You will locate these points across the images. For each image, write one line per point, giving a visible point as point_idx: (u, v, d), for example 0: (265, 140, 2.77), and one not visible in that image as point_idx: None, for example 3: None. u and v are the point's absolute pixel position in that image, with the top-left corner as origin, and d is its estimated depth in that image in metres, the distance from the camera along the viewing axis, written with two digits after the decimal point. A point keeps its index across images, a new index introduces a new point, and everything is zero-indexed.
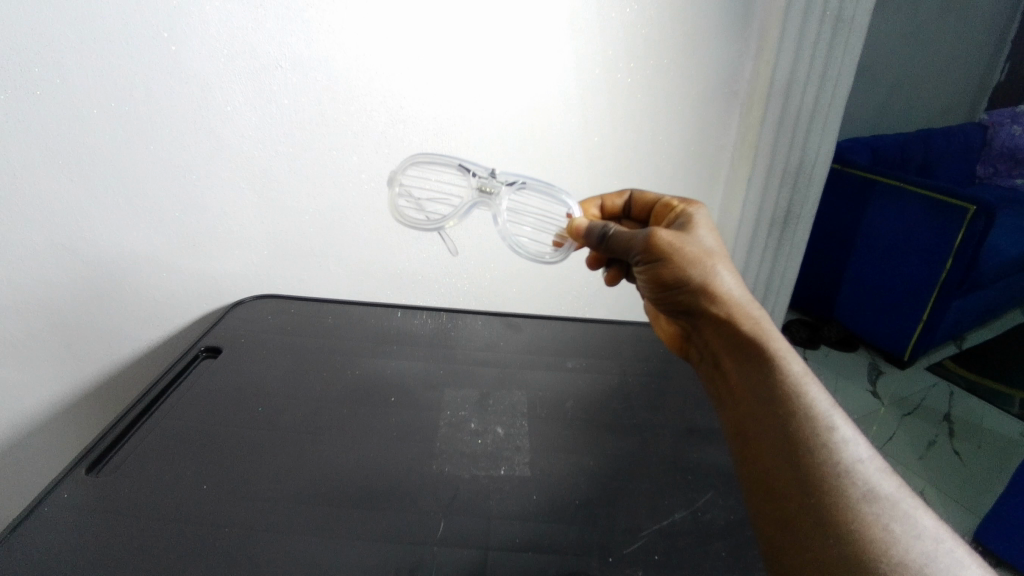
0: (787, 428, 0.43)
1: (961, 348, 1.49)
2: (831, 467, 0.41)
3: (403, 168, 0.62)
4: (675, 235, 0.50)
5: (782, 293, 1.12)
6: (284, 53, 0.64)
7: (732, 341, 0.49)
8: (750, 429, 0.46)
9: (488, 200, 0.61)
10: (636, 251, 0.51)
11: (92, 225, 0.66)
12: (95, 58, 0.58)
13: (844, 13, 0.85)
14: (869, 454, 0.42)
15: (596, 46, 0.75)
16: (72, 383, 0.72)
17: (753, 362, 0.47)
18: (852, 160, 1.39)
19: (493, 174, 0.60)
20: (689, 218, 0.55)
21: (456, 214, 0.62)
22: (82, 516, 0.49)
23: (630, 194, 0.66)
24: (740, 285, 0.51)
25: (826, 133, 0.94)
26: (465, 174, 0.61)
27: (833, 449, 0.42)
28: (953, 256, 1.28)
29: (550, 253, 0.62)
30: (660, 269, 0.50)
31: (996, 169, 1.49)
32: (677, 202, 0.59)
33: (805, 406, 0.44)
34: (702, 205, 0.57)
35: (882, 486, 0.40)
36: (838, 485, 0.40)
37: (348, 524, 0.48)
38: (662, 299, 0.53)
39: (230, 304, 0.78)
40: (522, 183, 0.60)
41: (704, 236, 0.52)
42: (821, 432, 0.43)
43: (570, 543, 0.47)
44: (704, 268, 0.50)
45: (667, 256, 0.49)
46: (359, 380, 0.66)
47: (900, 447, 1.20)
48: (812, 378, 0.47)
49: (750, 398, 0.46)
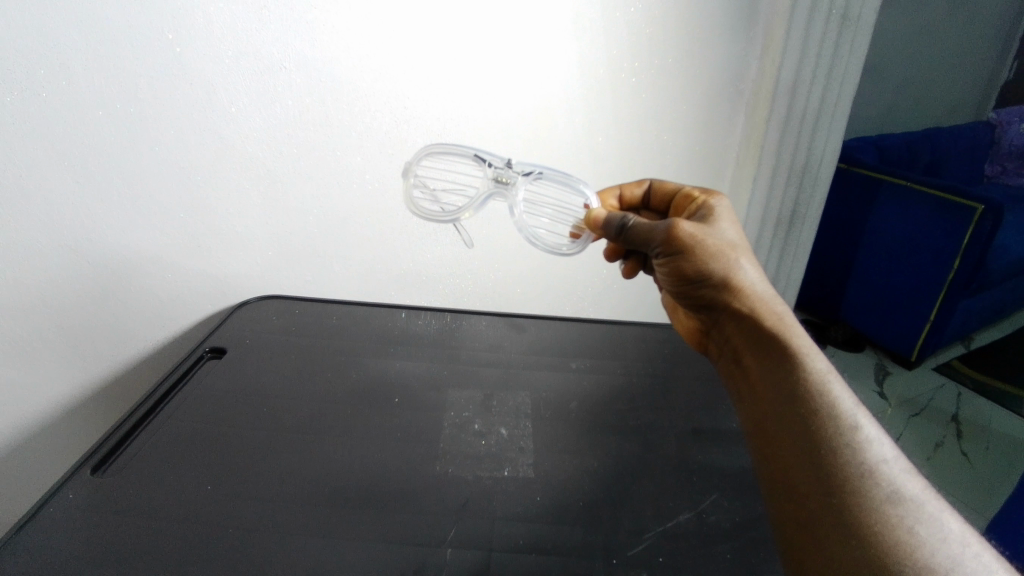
0: (809, 425, 0.43)
1: (970, 348, 1.46)
2: (854, 467, 0.40)
3: (418, 159, 0.62)
4: (696, 228, 0.50)
5: (788, 293, 1.11)
6: (288, 54, 0.64)
7: (753, 335, 0.49)
8: (770, 425, 0.45)
9: (505, 191, 0.61)
10: (656, 242, 0.51)
11: (98, 226, 0.66)
12: (102, 60, 0.59)
13: (850, 12, 0.84)
14: (894, 454, 0.42)
15: (599, 45, 0.75)
16: (78, 384, 0.72)
17: (773, 357, 0.47)
18: (859, 159, 1.36)
19: (509, 164, 0.60)
20: (710, 210, 0.55)
21: (471, 205, 0.61)
22: (87, 516, 0.49)
23: (649, 184, 0.66)
24: (760, 278, 0.51)
25: (833, 131, 0.93)
26: (481, 165, 0.61)
27: (858, 448, 0.41)
28: (960, 257, 1.27)
29: (567, 245, 0.62)
30: (679, 262, 0.50)
31: (1005, 168, 1.45)
32: (697, 193, 0.59)
33: (827, 403, 0.44)
34: (723, 195, 0.57)
35: (908, 488, 0.40)
36: (861, 485, 0.40)
37: (353, 525, 0.48)
38: (681, 292, 0.53)
39: (235, 304, 0.78)
40: (538, 174, 0.60)
41: (726, 228, 0.52)
42: (844, 430, 0.42)
43: (573, 545, 0.47)
44: (724, 261, 0.50)
45: (687, 248, 0.49)
46: (363, 381, 0.66)
47: (907, 448, 1.19)
48: (836, 374, 0.46)
49: (771, 394, 0.46)
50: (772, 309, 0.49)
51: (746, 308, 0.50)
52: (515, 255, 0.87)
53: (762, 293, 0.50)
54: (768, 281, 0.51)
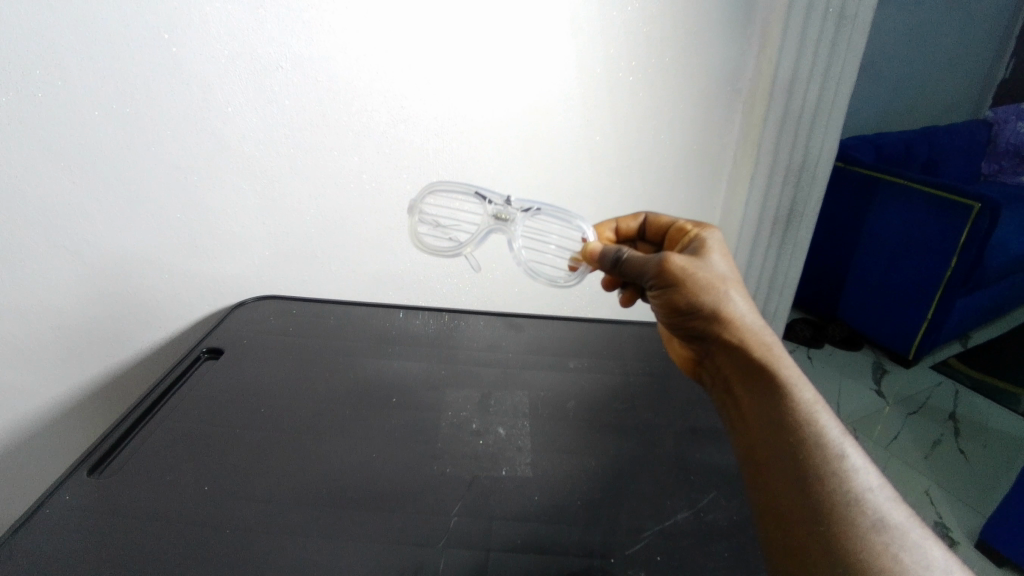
0: (800, 457, 0.43)
1: (967, 346, 1.51)
2: (841, 497, 0.42)
3: (421, 197, 0.64)
4: (688, 260, 0.48)
5: (786, 292, 1.10)
6: (285, 53, 0.64)
7: (744, 369, 0.48)
8: (762, 455, 0.46)
9: (503, 227, 0.63)
10: (648, 275, 0.49)
11: (94, 226, 0.66)
12: (99, 60, 0.59)
13: (847, 10, 0.84)
14: (879, 483, 0.43)
15: (596, 44, 0.75)
16: (74, 384, 0.72)
17: (764, 390, 0.47)
18: (856, 158, 1.44)
19: (508, 201, 0.62)
20: (702, 242, 0.53)
21: (473, 240, 0.64)
22: (85, 517, 0.49)
23: (644, 216, 0.64)
24: (752, 310, 0.49)
25: (829, 130, 0.93)
26: (481, 202, 0.63)
27: (844, 477, 0.43)
28: (958, 254, 1.27)
29: (564, 277, 0.62)
30: (673, 295, 0.48)
31: (1002, 166, 1.61)
32: (689, 226, 0.58)
33: (816, 435, 0.44)
34: (715, 228, 0.55)
35: (891, 515, 0.42)
36: (848, 515, 0.41)
37: (349, 525, 0.48)
38: (672, 325, 0.51)
39: (232, 304, 0.78)
40: (536, 210, 0.62)
41: (718, 260, 0.50)
42: (832, 460, 0.43)
43: (571, 544, 0.47)
44: (716, 293, 0.47)
45: (680, 281, 0.47)
46: (362, 381, 0.66)
47: (905, 446, 1.19)
48: (824, 405, 0.47)
49: (761, 426, 0.46)
50: (764, 342, 0.48)
51: (736, 340, 0.47)
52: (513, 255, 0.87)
53: (754, 326, 0.48)
54: (760, 314, 0.49)
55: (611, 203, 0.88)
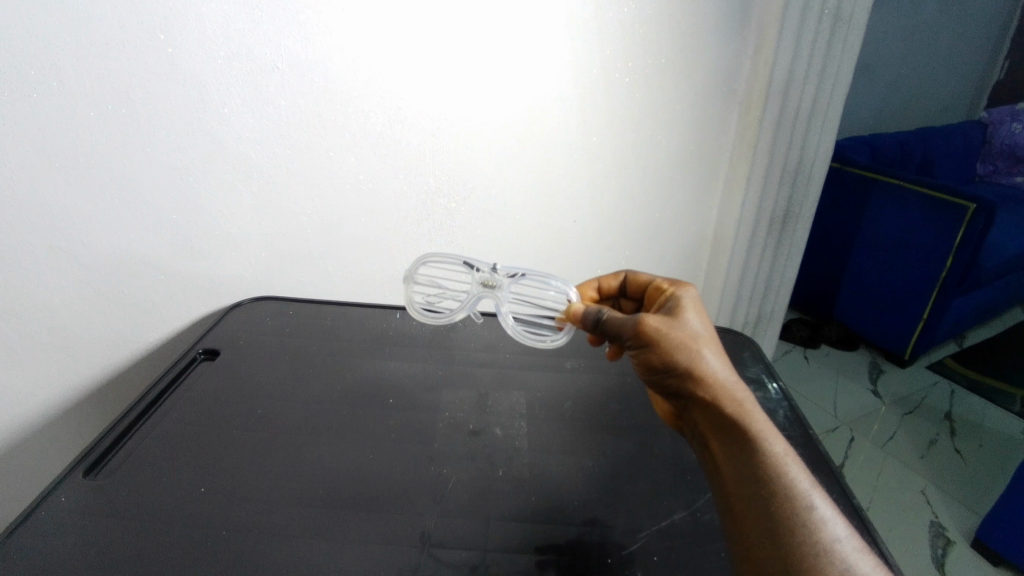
0: (770, 508, 0.43)
1: (962, 345, 1.53)
2: (810, 547, 0.41)
3: (415, 267, 0.63)
4: (661, 321, 0.50)
5: (782, 292, 1.11)
6: (281, 53, 0.64)
7: (715, 421, 0.48)
8: (732, 503, 0.46)
9: (492, 293, 0.62)
10: (626, 334, 0.50)
11: (89, 227, 0.66)
12: (95, 62, 0.58)
13: (843, 10, 0.84)
14: (847, 532, 0.43)
15: (594, 45, 0.75)
16: (71, 385, 0.72)
17: (736, 443, 0.47)
18: (852, 158, 1.46)
19: (494, 268, 0.61)
20: (677, 301, 0.54)
21: (463, 309, 0.63)
22: (81, 518, 0.49)
23: (625, 274, 0.64)
24: (725, 366, 0.50)
25: (825, 132, 0.94)
26: (469, 270, 0.62)
27: (813, 528, 0.42)
28: (953, 255, 1.27)
29: (550, 336, 0.62)
30: (648, 354, 0.49)
31: (997, 166, 1.63)
32: (667, 284, 0.59)
33: (787, 486, 0.44)
34: (691, 286, 0.57)
35: (858, 566, 0.41)
36: (816, 565, 0.41)
37: (346, 529, 0.48)
38: (650, 382, 0.52)
39: (229, 304, 0.78)
40: (521, 275, 0.61)
41: (691, 319, 0.51)
42: (801, 511, 0.43)
43: (569, 543, 0.47)
44: (689, 352, 0.48)
45: (654, 341, 0.49)
46: (359, 383, 0.66)
47: (901, 445, 1.19)
48: (795, 456, 0.46)
49: (732, 477, 0.46)
50: (735, 396, 0.48)
51: (708, 396, 0.48)
52: (510, 255, 0.87)
53: (726, 381, 0.49)
54: (733, 369, 0.50)
55: (608, 201, 0.89)
